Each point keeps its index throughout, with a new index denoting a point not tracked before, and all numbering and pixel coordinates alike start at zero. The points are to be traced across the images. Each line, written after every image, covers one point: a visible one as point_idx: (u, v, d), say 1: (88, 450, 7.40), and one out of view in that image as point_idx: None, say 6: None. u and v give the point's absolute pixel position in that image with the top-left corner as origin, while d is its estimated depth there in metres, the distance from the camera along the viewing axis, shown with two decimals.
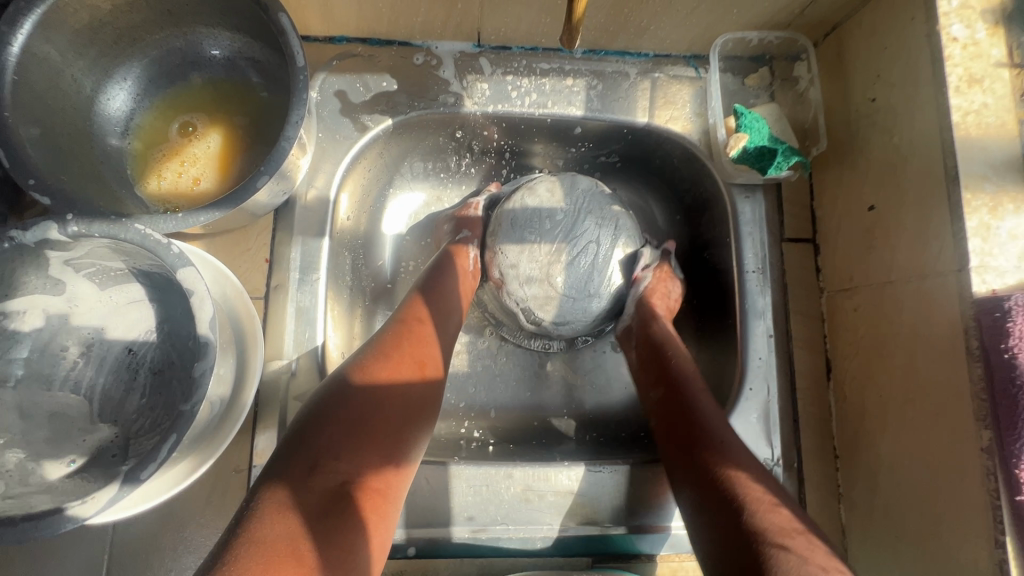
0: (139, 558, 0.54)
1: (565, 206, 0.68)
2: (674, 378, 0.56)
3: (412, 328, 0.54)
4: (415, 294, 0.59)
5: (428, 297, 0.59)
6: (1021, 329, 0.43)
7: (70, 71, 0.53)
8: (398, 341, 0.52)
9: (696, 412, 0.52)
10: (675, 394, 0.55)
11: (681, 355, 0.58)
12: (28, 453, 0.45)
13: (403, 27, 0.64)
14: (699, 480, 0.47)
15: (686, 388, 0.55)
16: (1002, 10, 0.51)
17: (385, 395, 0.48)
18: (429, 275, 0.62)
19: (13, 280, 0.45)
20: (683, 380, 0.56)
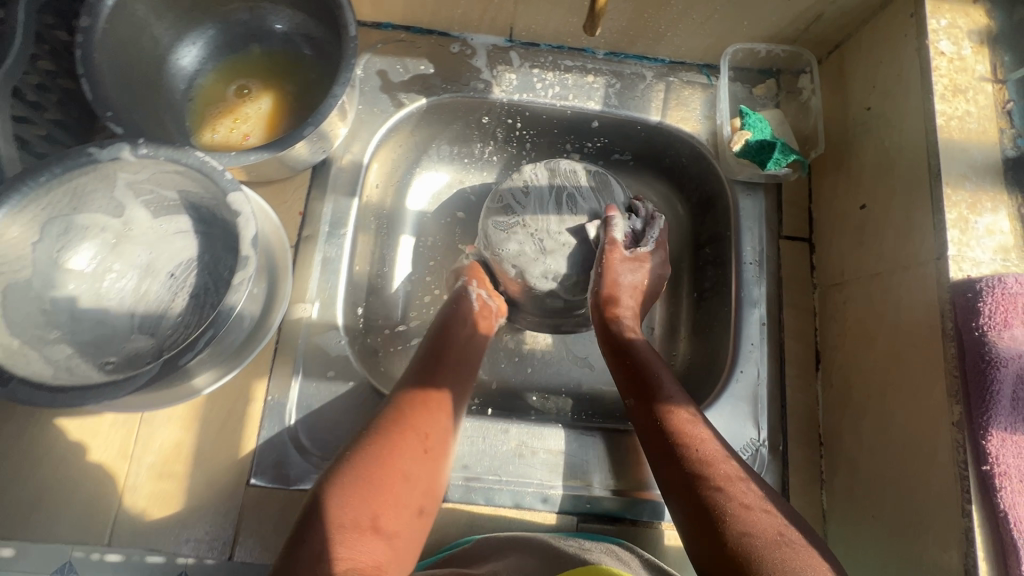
0: (152, 473, 0.58)
1: (528, 185, 0.71)
2: (637, 382, 0.59)
3: (425, 400, 0.56)
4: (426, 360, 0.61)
5: (439, 364, 0.60)
6: (990, 308, 0.47)
7: (149, 29, 0.60)
8: (410, 405, 0.55)
9: (661, 414, 0.55)
10: (641, 398, 0.58)
11: (643, 353, 0.61)
12: (73, 350, 0.50)
13: (444, 17, 0.71)
14: (674, 484, 0.51)
15: (649, 389, 0.57)
16: (987, 32, 0.57)
17: (387, 485, 0.48)
18: (440, 336, 0.64)
19: (83, 196, 0.50)
20: (646, 380, 0.59)
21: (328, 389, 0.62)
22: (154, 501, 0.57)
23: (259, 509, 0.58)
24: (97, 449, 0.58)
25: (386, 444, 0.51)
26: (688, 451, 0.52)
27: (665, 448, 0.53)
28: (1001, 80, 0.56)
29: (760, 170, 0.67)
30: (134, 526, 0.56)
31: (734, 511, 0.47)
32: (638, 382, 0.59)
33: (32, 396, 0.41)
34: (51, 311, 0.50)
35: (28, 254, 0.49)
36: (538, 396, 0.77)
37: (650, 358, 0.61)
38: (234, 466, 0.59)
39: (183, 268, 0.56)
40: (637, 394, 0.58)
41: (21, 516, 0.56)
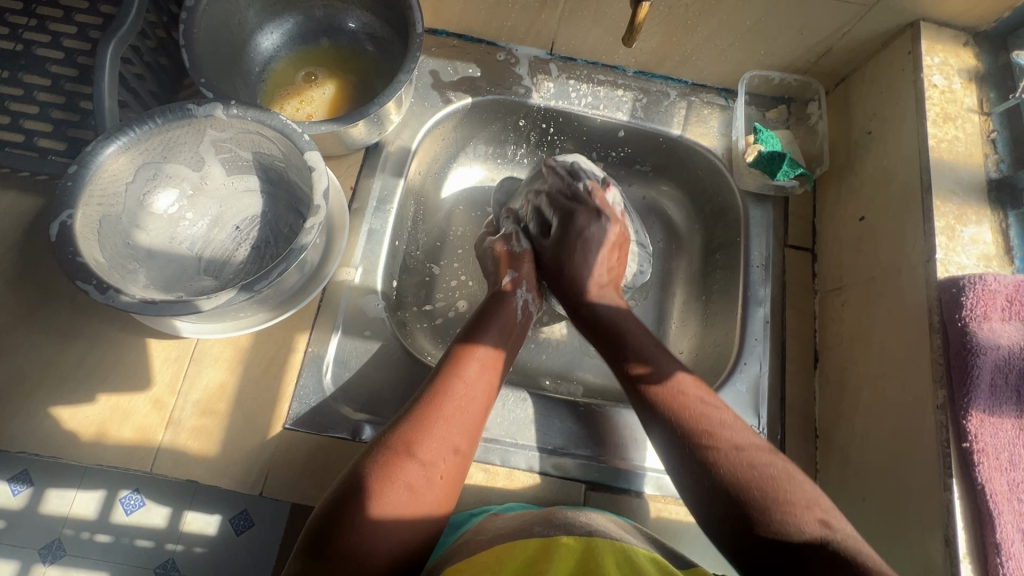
0: (195, 409, 0.62)
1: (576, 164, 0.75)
2: (624, 359, 0.59)
3: (456, 368, 0.58)
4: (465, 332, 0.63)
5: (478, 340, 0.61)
6: (972, 302, 0.52)
7: (238, 16, 0.68)
8: (454, 365, 0.58)
9: (655, 393, 0.55)
10: (628, 376, 0.58)
11: (630, 331, 0.61)
12: (149, 281, 0.55)
13: (494, 29, 0.79)
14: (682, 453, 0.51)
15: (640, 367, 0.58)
16: (975, 72, 0.65)
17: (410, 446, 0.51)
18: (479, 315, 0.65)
19: (174, 148, 0.57)
20: (633, 358, 0.58)
21: (363, 347, 0.67)
22: (195, 434, 0.61)
23: (291, 450, 0.62)
24: (147, 383, 0.63)
25: (425, 402, 0.55)
26: (704, 430, 0.51)
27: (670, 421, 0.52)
28: (986, 112, 0.63)
29: (770, 180, 0.74)
30: (175, 455, 0.61)
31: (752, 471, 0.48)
32: (629, 359, 0.58)
33: (126, 304, 0.46)
34: (133, 245, 0.56)
35: (123, 191, 0.55)
36: (551, 380, 0.82)
37: (635, 334, 0.61)
38: (270, 408, 0.63)
39: (248, 222, 0.63)
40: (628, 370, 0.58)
41: (75, 436, 0.60)
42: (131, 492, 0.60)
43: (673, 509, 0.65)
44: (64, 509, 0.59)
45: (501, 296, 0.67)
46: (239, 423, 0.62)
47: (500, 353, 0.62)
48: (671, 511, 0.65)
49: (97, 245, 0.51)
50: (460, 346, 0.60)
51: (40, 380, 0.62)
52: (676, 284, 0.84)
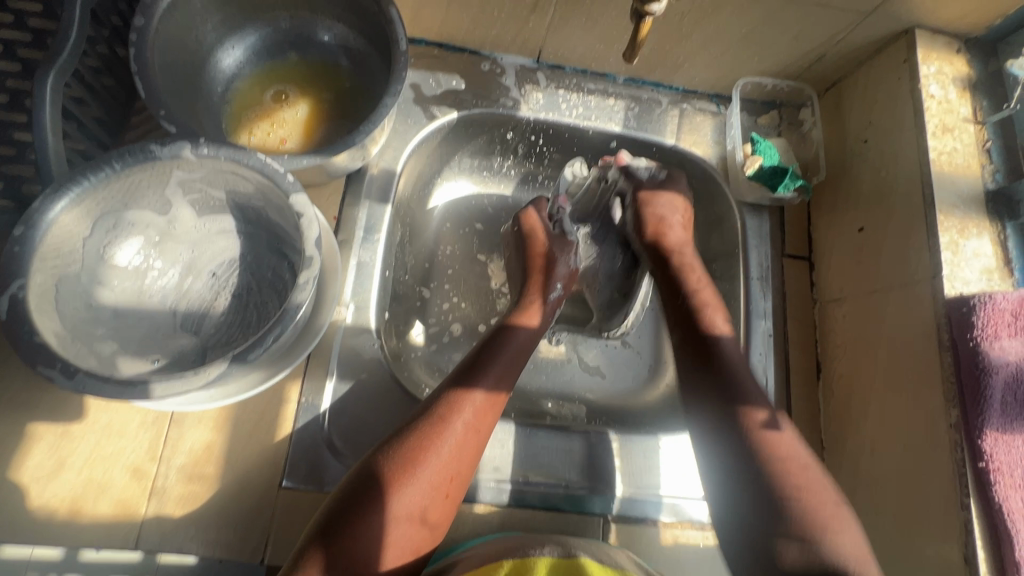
0: (181, 475, 0.57)
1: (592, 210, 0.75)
2: (730, 392, 0.55)
3: (461, 394, 0.53)
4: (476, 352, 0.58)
5: (491, 364, 0.57)
6: (982, 321, 0.53)
7: (195, 32, 0.61)
8: (460, 393, 0.53)
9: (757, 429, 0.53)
10: (736, 407, 0.54)
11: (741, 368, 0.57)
12: (120, 346, 0.49)
13: (477, 37, 0.74)
14: (735, 463, 0.52)
15: (747, 399, 0.55)
16: (968, 80, 0.65)
17: (405, 476, 0.48)
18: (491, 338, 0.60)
19: (136, 193, 0.50)
20: (743, 399, 0.55)
21: (361, 392, 0.62)
22: (183, 503, 0.56)
23: (291, 512, 0.57)
24: (124, 450, 0.57)
25: (408, 454, 0.49)
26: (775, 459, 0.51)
27: (743, 443, 0.53)
28: (982, 121, 0.63)
29: (770, 193, 0.73)
30: (162, 528, 0.55)
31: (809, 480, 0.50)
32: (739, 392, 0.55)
33: (99, 388, 0.41)
34: (96, 305, 0.50)
35: (80, 248, 0.48)
36: (553, 403, 0.77)
37: (746, 378, 0.57)
38: (264, 467, 0.58)
39: (225, 267, 0.57)
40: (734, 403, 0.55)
41: (44, 518, 0.54)
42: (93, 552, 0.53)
43: (690, 533, 0.65)
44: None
45: (513, 321, 0.62)
46: (230, 484, 0.57)
47: (501, 392, 0.56)
48: (688, 536, 0.64)
49: (55, 315, 0.44)
50: (452, 389, 0.54)
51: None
52: None
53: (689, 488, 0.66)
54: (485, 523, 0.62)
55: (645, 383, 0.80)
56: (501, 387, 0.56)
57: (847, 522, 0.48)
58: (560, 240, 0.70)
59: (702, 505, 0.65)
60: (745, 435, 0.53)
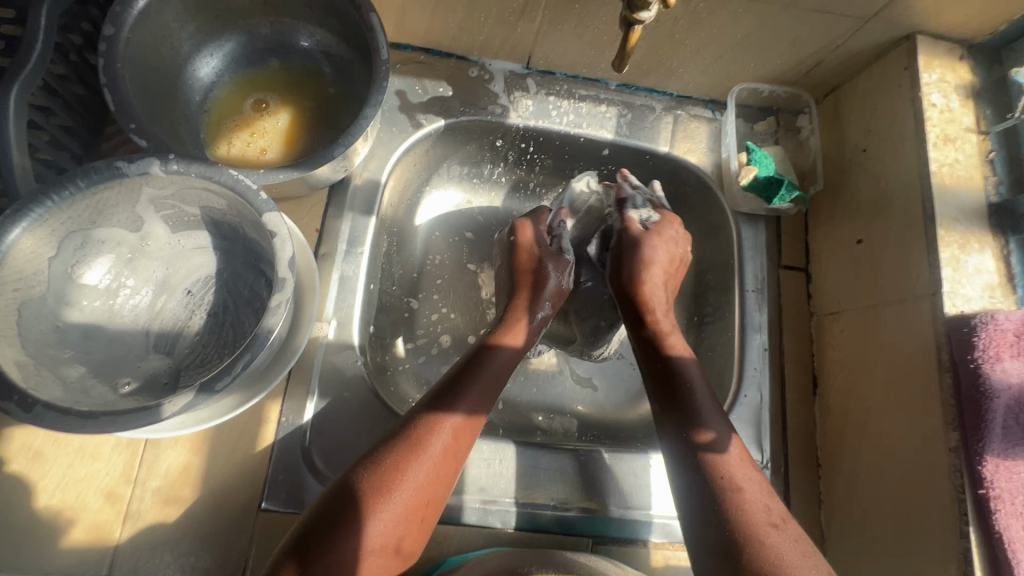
0: (156, 498, 0.56)
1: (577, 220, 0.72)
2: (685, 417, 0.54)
3: (436, 421, 0.51)
4: (454, 374, 0.56)
5: (467, 387, 0.54)
6: (984, 342, 0.51)
7: (170, 41, 0.59)
8: (435, 420, 0.51)
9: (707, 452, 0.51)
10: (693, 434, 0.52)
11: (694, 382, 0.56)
12: (88, 369, 0.47)
13: (464, 43, 0.71)
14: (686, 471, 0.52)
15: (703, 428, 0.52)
16: (971, 88, 0.63)
17: (375, 506, 0.46)
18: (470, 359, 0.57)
19: (105, 210, 0.48)
20: (694, 414, 0.54)
21: (343, 410, 0.61)
22: (159, 528, 0.55)
23: (270, 535, 0.56)
24: (97, 474, 0.56)
25: (384, 479, 0.47)
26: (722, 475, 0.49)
27: (682, 427, 0.53)
28: (985, 131, 0.61)
29: (765, 204, 0.71)
30: (136, 555, 0.54)
31: (734, 495, 0.48)
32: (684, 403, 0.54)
33: (60, 419, 0.39)
34: (64, 327, 0.48)
35: (45, 268, 0.46)
36: (544, 417, 0.75)
37: (704, 396, 0.55)
38: (243, 489, 0.57)
39: (201, 284, 0.56)
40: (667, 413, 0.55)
41: (15, 544, 0.53)
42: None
43: (681, 554, 0.63)
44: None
45: (498, 338, 0.59)
46: (208, 508, 0.56)
47: (477, 416, 0.54)
48: (679, 558, 0.63)
49: (16, 342, 0.43)
50: (428, 413, 0.52)
51: None
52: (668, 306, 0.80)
53: None
54: (470, 544, 0.60)
55: (637, 397, 0.77)
56: (480, 411, 0.54)
57: (779, 539, 0.45)
58: (553, 258, 0.66)
59: None
60: (689, 421, 0.53)
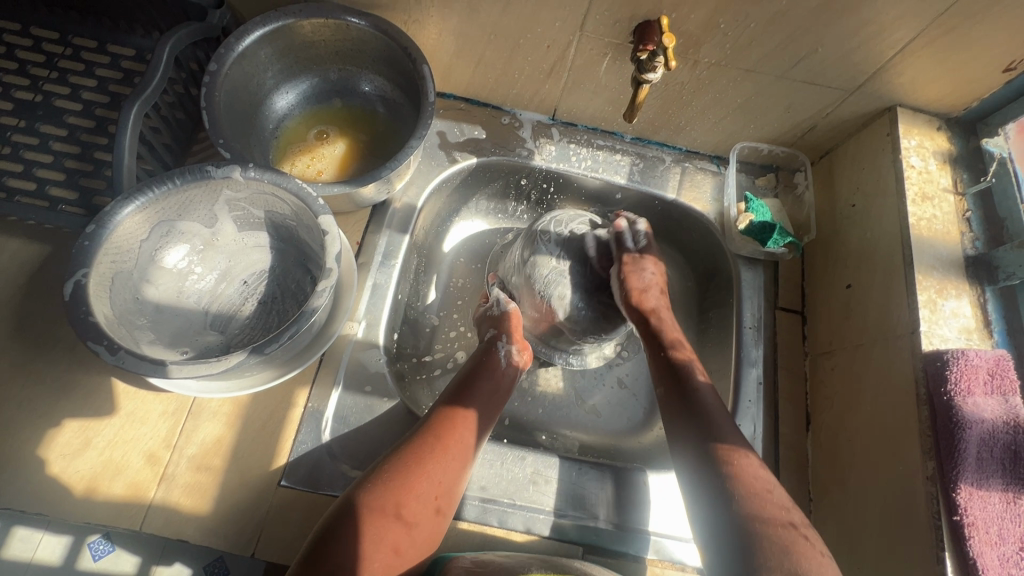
0: (190, 464, 0.62)
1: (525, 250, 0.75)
2: (703, 432, 0.59)
3: (448, 416, 0.60)
4: (458, 381, 0.66)
5: (469, 390, 0.64)
6: (957, 375, 0.55)
7: (257, 79, 0.71)
8: (449, 414, 0.61)
9: (731, 467, 0.55)
10: (712, 447, 0.57)
11: (720, 419, 0.59)
12: (155, 336, 0.55)
13: (500, 95, 0.83)
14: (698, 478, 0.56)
15: (727, 443, 0.57)
16: (948, 155, 0.70)
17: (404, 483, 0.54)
18: (467, 372, 0.67)
19: (191, 206, 0.58)
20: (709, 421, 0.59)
21: (364, 403, 0.67)
22: (188, 491, 0.60)
23: (285, 509, 0.61)
24: (143, 437, 0.62)
25: (406, 461, 0.56)
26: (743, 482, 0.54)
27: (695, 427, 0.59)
28: (962, 192, 0.68)
29: (761, 247, 0.77)
30: (166, 513, 0.59)
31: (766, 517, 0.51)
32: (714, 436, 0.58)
33: (136, 364, 0.47)
34: (142, 300, 0.57)
35: (137, 247, 0.56)
36: (547, 435, 0.79)
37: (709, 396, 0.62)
38: (265, 465, 0.62)
39: (255, 277, 0.64)
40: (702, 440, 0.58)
41: (65, 492, 0.59)
42: (102, 537, 0.57)
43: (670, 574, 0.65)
44: (27, 555, 0.55)
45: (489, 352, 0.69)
46: (233, 478, 0.61)
47: (482, 418, 0.63)
48: None
49: (107, 301, 0.51)
50: (444, 407, 0.62)
51: (31, 432, 0.61)
52: None
53: (675, 528, 0.67)
54: (467, 540, 0.64)
55: (639, 426, 0.81)
56: (487, 409, 0.64)
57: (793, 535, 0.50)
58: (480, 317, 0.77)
59: (684, 546, 0.66)
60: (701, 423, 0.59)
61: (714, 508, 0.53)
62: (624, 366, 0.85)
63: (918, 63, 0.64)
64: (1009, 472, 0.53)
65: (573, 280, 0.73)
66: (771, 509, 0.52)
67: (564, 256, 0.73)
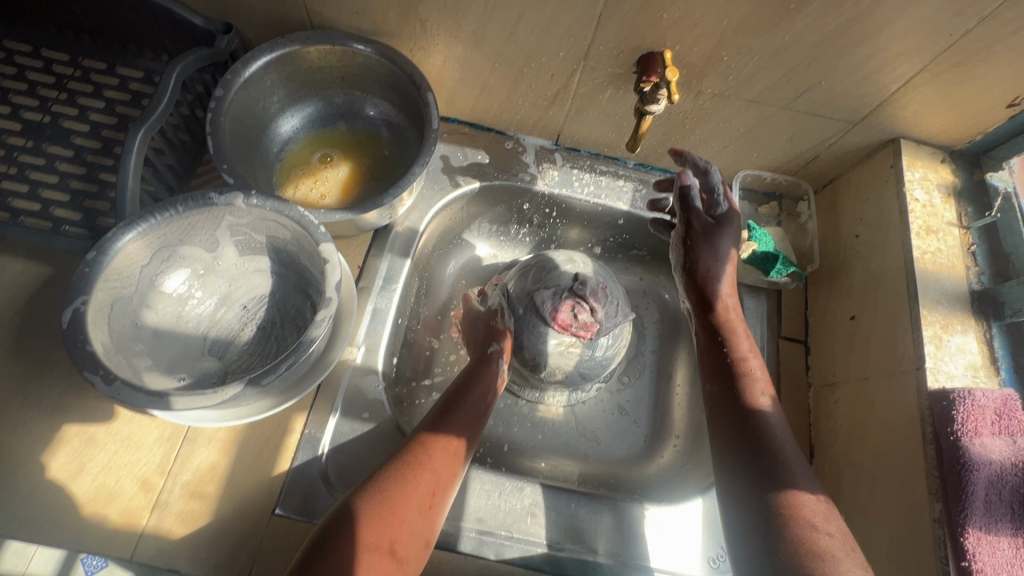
0: (184, 491, 0.61)
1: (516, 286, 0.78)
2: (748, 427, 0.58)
3: (423, 442, 0.58)
4: (438, 405, 0.64)
5: (449, 413, 0.62)
6: (963, 416, 0.54)
7: (263, 103, 0.72)
8: (427, 439, 0.59)
9: (772, 459, 0.55)
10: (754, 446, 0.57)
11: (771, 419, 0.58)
12: (153, 363, 0.55)
13: (503, 120, 0.83)
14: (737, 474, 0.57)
15: (788, 486, 0.53)
16: (952, 188, 0.70)
17: (393, 515, 0.51)
18: (456, 390, 0.66)
19: (192, 232, 0.58)
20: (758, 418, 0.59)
21: (361, 430, 0.66)
22: (181, 518, 0.60)
23: (279, 539, 0.60)
24: (138, 462, 0.62)
25: (390, 490, 0.53)
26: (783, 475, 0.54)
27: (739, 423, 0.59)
28: (966, 226, 0.67)
29: (764, 276, 0.77)
30: (158, 542, 0.59)
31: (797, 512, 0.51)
32: (778, 478, 0.54)
33: (131, 396, 0.46)
34: (140, 325, 0.57)
35: (137, 273, 0.56)
36: (547, 462, 0.78)
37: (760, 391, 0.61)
38: (261, 493, 0.62)
39: (256, 301, 0.64)
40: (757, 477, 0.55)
41: (57, 519, 0.58)
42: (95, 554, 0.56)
43: None
44: (20, 569, 0.55)
45: (472, 375, 0.68)
46: (226, 506, 0.61)
47: (466, 438, 0.61)
48: None
49: (105, 328, 0.51)
50: (423, 433, 0.60)
51: (25, 456, 0.60)
52: (676, 367, 0.85)
53: (675, 563, 0.66)
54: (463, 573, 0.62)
55: (641, 454, 0.80)
56: (469, 432, 0.62)
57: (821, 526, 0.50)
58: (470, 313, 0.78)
59: None
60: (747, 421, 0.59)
61: (745, 527, 0.53)
62: (625, 392, 0.84)
63: (921, 97, 0.64)
64: (1017, 516, 0.52)
65: (545, 332, 0.75)
66: (817, 536, 0.49)
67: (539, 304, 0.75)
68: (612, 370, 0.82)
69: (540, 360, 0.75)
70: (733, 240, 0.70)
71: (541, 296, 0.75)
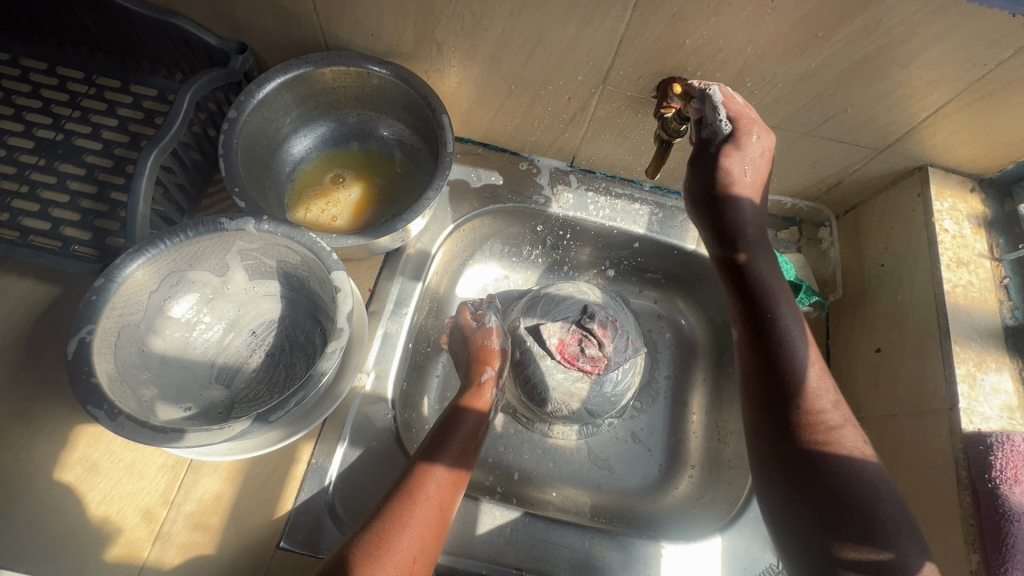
0: (187, 522, 0.59)
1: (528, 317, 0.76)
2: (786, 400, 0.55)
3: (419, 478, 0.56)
4: (428, 438, 0.61)
5: (439, 445, 0.60)
6: (1001, 462, 0.52)
7: (275, 124, 0.71)
8: (423, 474, 0.56)
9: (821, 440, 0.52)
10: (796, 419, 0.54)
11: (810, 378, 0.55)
12: (158, 393, 0.54)
13: (518, 141, 0.82)
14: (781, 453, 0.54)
15: (852, 504, 0.49)
16: (982, 218, 0.67)
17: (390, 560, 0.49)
18: (442, 425, 0.63)
19: (202, 257, 0.57)
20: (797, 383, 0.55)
21: (369, 460, 0.65)
22: (185, 550, 0.58)
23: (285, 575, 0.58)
24: (140, 491, 0.60)
25: (391, 531, 0.51)
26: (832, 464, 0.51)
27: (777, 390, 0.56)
28: (998, 258, 0.65)
29: None
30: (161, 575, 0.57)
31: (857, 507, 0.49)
32: (859, 512, 0.49)
33: (134, 431, 0.45)
34: (147, 352, 0.55)
35: (145, 299, 0.55)
36: (557, 491, 0.76)
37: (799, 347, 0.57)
38: (266, 524, 0.60)
39: (264, 326, 0.63)
40: (836, 526, 0.49)
41: (55, 550, 0.56)
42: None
43: None
44: None
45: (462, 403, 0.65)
46: (231, 538, 0.59)
47: (461, 470, 0.59)
48: None
49: (110, 358, 0.50)
50: (416, 467, 0.57)
51: (25, 484, 0.59)
52: (692, 395, 0.83)
53: None
54: None
55: (655, 487, 0.77)
56: (463, 467, 0.59)
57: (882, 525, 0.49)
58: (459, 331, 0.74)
59: None
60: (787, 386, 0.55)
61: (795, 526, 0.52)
62: (638, 419, 0.82)
63: (951, 125, 0.62)
64: None
65: (552, 365, 0.73)
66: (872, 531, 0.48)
67: (542, 337, 0.73)
68: (627, 403, 0.79)
69: (547, 393, 0.73)
70: (749, 154, 0.59)
71: (550, 326, 0.74)
